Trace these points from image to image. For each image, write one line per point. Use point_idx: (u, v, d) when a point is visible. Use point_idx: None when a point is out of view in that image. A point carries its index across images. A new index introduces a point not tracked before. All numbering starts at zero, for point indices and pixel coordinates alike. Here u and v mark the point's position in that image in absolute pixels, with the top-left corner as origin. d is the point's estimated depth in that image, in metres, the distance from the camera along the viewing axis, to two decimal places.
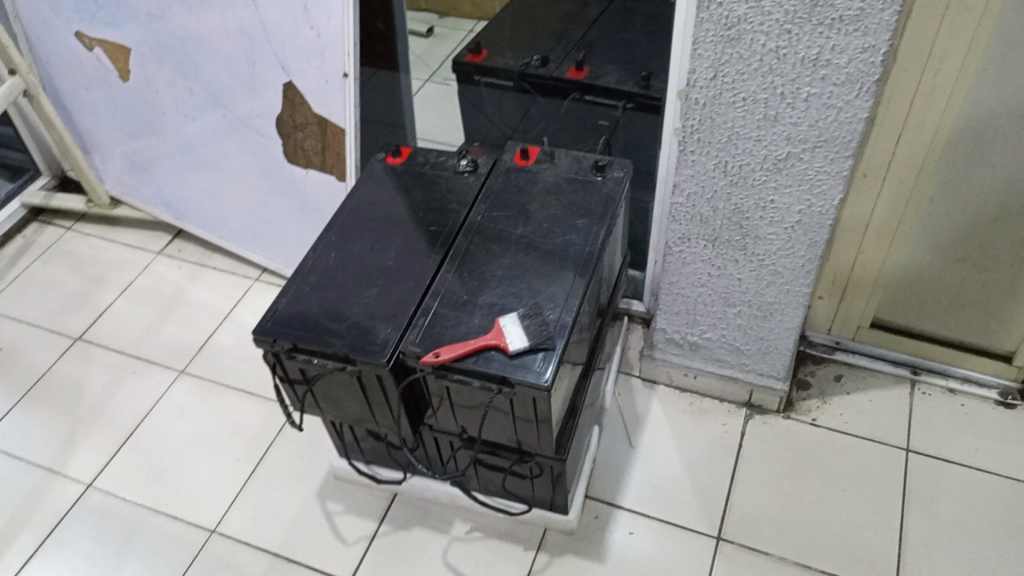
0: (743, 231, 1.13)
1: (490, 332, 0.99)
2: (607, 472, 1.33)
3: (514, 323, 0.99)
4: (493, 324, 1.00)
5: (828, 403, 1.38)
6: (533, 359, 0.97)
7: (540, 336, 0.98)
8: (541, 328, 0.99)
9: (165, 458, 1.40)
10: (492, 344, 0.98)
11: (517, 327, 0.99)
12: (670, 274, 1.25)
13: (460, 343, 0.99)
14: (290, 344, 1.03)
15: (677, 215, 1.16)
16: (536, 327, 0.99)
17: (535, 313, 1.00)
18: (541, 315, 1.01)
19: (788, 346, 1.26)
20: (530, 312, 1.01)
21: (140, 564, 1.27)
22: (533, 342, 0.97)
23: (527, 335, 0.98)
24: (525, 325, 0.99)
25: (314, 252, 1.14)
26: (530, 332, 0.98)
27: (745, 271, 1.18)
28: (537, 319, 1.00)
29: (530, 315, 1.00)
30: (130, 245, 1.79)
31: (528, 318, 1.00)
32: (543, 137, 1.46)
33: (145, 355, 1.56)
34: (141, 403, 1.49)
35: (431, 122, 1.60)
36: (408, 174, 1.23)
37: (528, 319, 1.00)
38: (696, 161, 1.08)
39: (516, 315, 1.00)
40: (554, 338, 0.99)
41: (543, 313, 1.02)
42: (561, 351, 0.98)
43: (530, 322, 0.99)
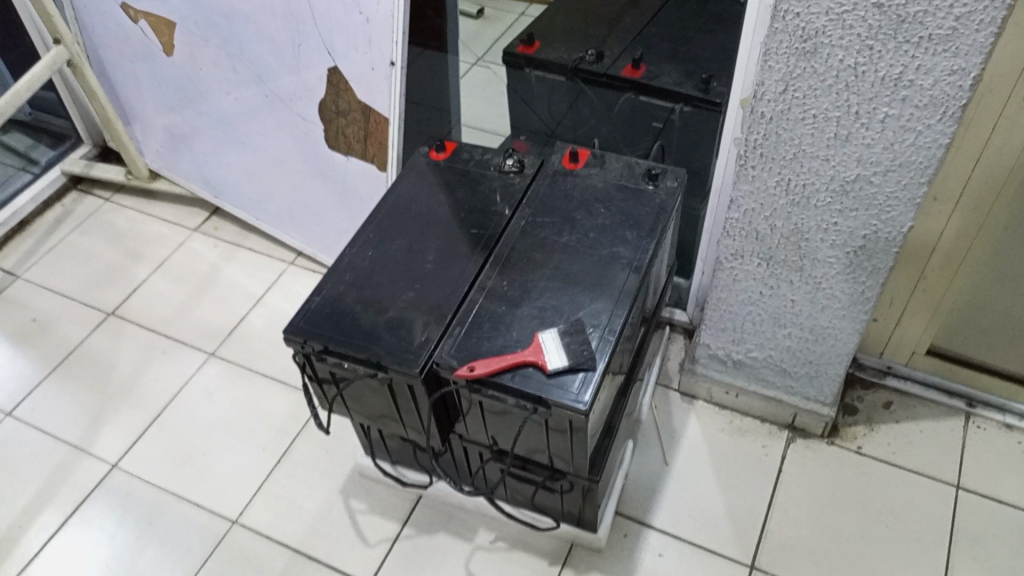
0: (801, 251, 1.07)
1: (529, 348, 0.95)
2: (639, 488, 1.28)
3: (555, 340, 0.95)
4: (532, 339, 0.96)
5: (876, 431, 1.32)
6: (573, 379, 0.93)
7: (582, 356, 0.93)
8: (583, 347, 0.94)
9: (191, 442, 1.39)
10: (530, 361, 0.94)
11: (557, 344, 0.94)
12: (718, 290, 1.19)
13: (497, 358, 0.95)
14: (321, 346, 1.00)
15: (731, 231, 1.10)
16: (578, 346, 0.94)
17: (578, 330, 0.96)
18: (583, 332, 0.96)
19: (839, 371, 1.20)
20: (573, 328, 0.96)
21: (161, 550, 1.26)
22: (574, 363, 0.93)
23: (567, 354, 0.93)
24: (566, 343, 0.94)
25: (349, 248, 1.10)
26: (571, 351, 0.94)
27: (800, 292, 1.12)
28: (579, 336, 0.95)
29: (571, 332, 0.96)
30: (167, 220, 1.77)
31: (570, 335, 0.95)
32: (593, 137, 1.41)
33: (176, 334, 1.55)
34: (170, 383, 1.47)
35: (473, 108, 1.51)
36: (452, 171, 1.19)
37: (570, 336, 0.95)
38: (757, 177, 1.02)
39: (557, 331, 0.96)
40: (595, 359, 0.94)
41: (585, 330, 0.97)
42: (601, 372, 0.94)
43: (572, 340, 0.95)
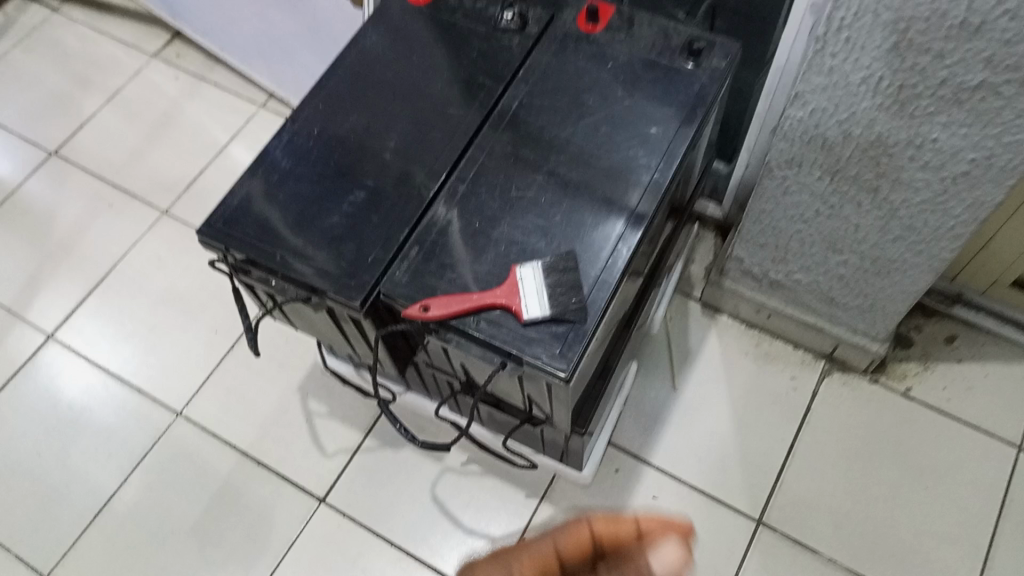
0: (879, 169, 0.80)
1: (500, 289, 0.73)
2: (640, 417, 1.10)
3: (537, 280, 0.72)
4: (508, 274, 0.74)
5: (931, 371, 1.10)
6: (553, 333, 0.71)
7: (568, 305, 0.71)
8: (571, 292, 0.71)
9: (136, 316, 1.23)
10: (501, 305, 0.72)
11: (538, 285, 0.72)
12: (762, 201, 0.94)
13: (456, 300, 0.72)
14: (244, 257, 0.79)
15: (790, 131, 0.83)
16: (565, 291, 0.72)
17: (568, 267, 0.73)
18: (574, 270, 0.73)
19: (899, 308, 0.97)
20: (561, 264, 0.73)
21: (97, 440, 1.13)
22: (557, 312, 0.71)
23: (549, 300, 0.71)
24: (550, 285, 0.72)
25: (289, 124, 0.85)
26: (555, 295, 0.71)
27: (868, 216, 0.87)
28: (567, 278, 0.72)
29: (559, 268, 0.73)
30: (124, 41, 1.51)
31: (555, 275, 0.72)
32: None
33: (126, 184, 1.34)
34: (115, 245, 1.29)
35: None
36: (433, 22, 0.91)
37: (555, 275, 0.72)
38: (835, 69, 0.73)
39: (540, 266, 0.73)
40: (587, 309, 0.72)
41: (577, 266, 0.74)
42: (593, 326, 0.71)
43: (558, 281, 0.72)
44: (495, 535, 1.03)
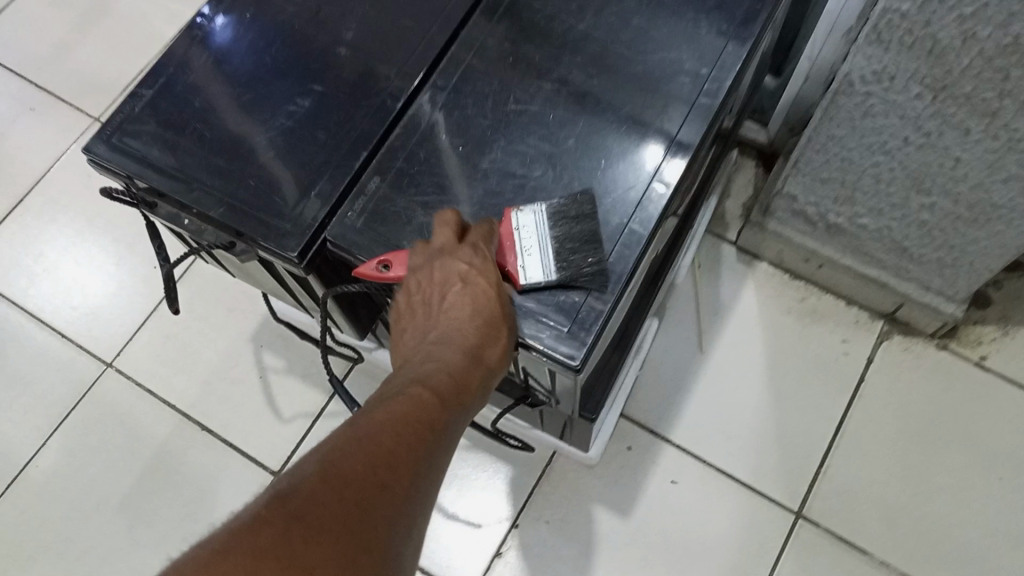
0: (1008, 86, 0.59)
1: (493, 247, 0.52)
2: (660, 383, 0.92)
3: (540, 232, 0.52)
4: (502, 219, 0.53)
5: (1011, 337, 0.91)
6: (557, 307, 0.51)
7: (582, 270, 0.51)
8: (585, 250, 0.51)
9: (62, 245, 1.02)
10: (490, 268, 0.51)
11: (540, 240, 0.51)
12: (832, 124, 0.73)
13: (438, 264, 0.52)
14: (147, 187, 0.58)
15: (887, 32, 0.61)
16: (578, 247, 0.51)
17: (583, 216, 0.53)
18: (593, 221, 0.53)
19: (991, 265, 0.78)
20: (576, 210, 0.53)
21: (12, 393, 0.95)
22: (565, 278, 0.50)
23: (553, 264, 0.51)
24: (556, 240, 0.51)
25: (212, 4, 0.63)
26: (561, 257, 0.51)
27: (975, 149, 0.66)
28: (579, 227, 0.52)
29: (569, 216, 0.52)
30: None
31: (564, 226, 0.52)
32: None
33: (52, 85, 1.12)
34: (37, 156, 1.08)
35: None
36: None
37: (566, 225, 0.52)
38: None
39: (544, 211, 0.52)
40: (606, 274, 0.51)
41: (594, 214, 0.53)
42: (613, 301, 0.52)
43: (567, 234, 0.52)
44: (482, 522, 0.87)
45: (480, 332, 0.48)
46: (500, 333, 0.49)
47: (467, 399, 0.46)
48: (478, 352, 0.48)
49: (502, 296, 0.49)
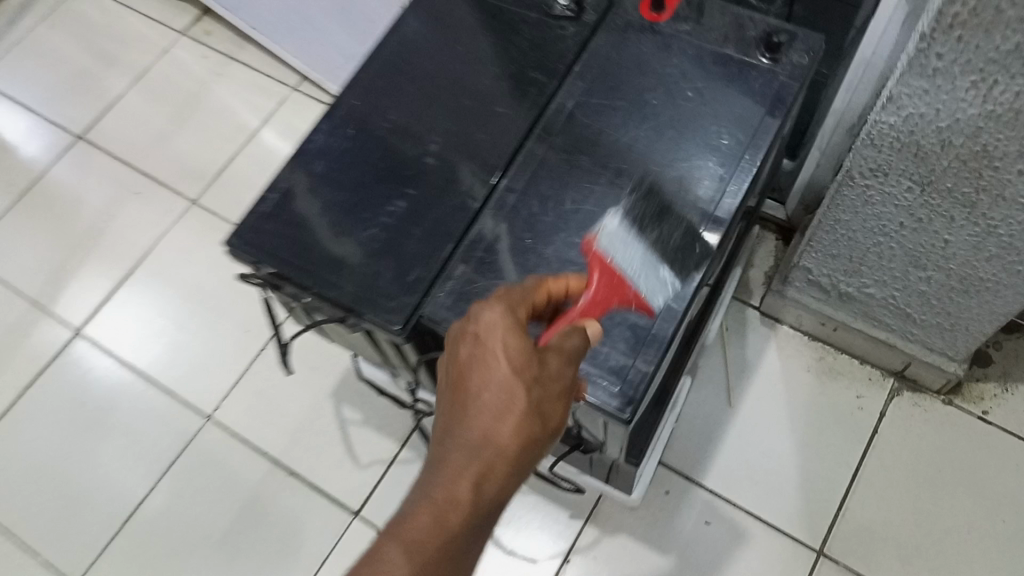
0: (980, 184, 0.71)
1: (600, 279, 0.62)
2: (695, 435, 1.03)
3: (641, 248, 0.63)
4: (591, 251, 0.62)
5: (1011, 392, 1.01)
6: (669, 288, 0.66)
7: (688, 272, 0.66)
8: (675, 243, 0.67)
9: (165, 312, 1.17)
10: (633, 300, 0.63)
11: (647, 260, 0.64)
12: (839, 210, 0.85)
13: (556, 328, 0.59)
14: (274, 271, 0.72)
15: (879, 138, 0.73)
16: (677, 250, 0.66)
17: (662, 214, 0.67)
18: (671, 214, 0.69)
19: (984, 329, 0.88)
20: (644, 214, 0.66)
21: (123, 442, 1.09)
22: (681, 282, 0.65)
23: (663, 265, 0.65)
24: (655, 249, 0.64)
25: (323, 122, 0.78)
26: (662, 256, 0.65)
27: (959, 233, 0.78)
28: (675, 224, 0.68)
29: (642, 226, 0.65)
30: (149, 14, 1.43)
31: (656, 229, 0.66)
32: None
33: (152, 170, 1.27)
34: (142, 234, 1.23)
35: None
36: (480, 9, 0.82)
37: (650, 228, 0.66)
38: (940, 71, 0.63)
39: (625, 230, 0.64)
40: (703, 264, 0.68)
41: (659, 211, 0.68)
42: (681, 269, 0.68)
43: (660, 238, 0.66)
44: (538, 559, 0.98)
45: (494, 419, 0.50)
46: (512, 417, 0.50)
47: (472, 488, 0.49)
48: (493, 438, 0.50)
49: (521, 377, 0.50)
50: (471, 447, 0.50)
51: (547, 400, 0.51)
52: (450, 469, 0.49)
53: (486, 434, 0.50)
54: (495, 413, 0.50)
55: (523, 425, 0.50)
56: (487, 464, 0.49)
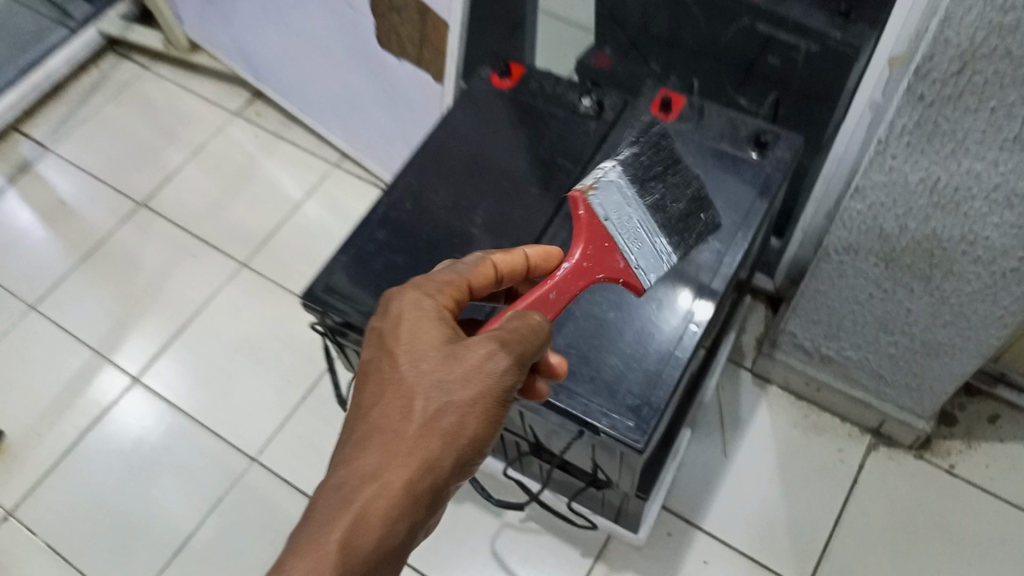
0: (933, 260, 0.85)
1: (589, 250, 0.71)
2: (694, 482, 1.15)
3: (639, 209, 0.72)
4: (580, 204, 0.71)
5: (974, 449, 1.13)
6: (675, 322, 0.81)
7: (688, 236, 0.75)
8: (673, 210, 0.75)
9: (215, 362, 1.29)
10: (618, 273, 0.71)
11: (640, 223, 0.72)
12: (818, 281, 0.99)
13: (540, 304, 0.67)
14: (341, 321, 0.85)
15: (849, 220, 0.88)
16: (679, 213, 0.75)
17: (660, 176, 0.75)
18: (678, 174, 0.77)
19: (946, 388, 1.02)
20: (638, 177, 0.74)
21: (175, 480, 1.19)
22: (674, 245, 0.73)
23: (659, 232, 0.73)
24: (654, 209, 0.73)
25: (383, 197, 0.93)
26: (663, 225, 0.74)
27: (919, 303, 0.92)
28: (676, 193, 0.76)
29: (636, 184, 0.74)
30: (207, 98, 1.61)
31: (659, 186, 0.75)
32: (691, 79, 1.09)
33: (207, 236, 1.42)
34: (196, 292, 1.37)
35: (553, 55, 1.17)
36: (516, 106, 0.98)
37: (644, 189, 0.73)
38: (895, 168, 0.78)
39: (617, 190, 0.72)
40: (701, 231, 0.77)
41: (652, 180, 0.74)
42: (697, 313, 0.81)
43: (658, 202, 0.73)
44: None
45: (393, 429, 0.54)
46: (411, 425, 0.54)
47: (374, 496, 0.53)
48: (393, 450, 0.54)
49: (420, 387, 0.55)
50: (362, 476, 0.53)
51: (455, 406, 0.55)
52: (351, 479, 0.53)
53: (376, 460, 0.54)
54: (391, 436, 0.54)
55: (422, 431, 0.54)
56: (388, 474, 0.53)
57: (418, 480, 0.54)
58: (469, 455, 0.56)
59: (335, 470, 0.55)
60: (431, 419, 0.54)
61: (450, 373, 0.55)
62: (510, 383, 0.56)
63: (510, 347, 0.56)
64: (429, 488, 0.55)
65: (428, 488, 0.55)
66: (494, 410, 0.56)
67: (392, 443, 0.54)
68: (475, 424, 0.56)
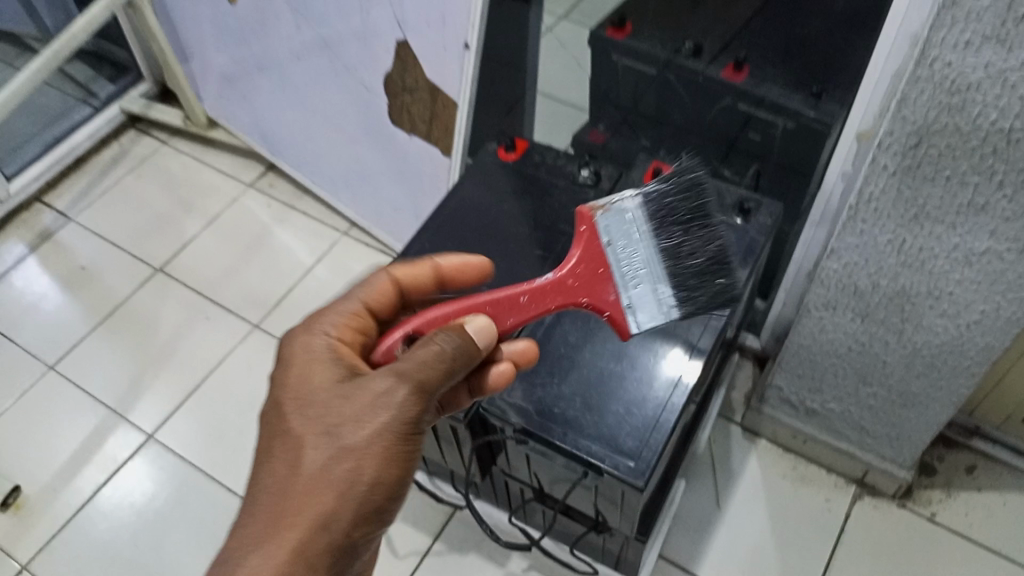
0: (904, 314, 0.93)
1: (581, 268, 0.65)
2: (689, 532, 1.20)
3: (646, 250, 0.65)
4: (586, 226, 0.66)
5: (953, 497, 1.20)
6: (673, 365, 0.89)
7: (699, 299, 0.64)
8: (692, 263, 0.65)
9: (227, 419, 1.35)
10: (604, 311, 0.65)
11: (648, 267, 0.65)
12: (801, 337, 1.07)
13: (508, 307, 0.64)
14: None
15: (827, 279, 0.96)
16: (696, 272, 0.65)
17: (689, 222, 0.66)
18: (706, 227, 0.67)
19: (923, 437, 1.09)
20: (658, 212, 0.65)
21: (188, 533, 1.23)
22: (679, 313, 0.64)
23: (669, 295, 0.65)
24: (664, 256, 0.65)
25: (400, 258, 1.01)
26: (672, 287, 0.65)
27: (894, 355, 0.99)
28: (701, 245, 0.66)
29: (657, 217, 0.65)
30: (223, 172, 1.71)
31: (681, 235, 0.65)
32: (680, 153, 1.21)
33: (221, 299, 1.50)
34: (210, 353, 1.43)
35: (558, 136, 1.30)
36: (520, 177, 1.07)
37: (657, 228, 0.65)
38: (866, 230, 0.87)
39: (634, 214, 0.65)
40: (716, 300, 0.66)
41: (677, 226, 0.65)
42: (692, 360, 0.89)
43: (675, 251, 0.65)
44: None
45: (289, 482, 0.58)
46: (304, 477, 0.57)
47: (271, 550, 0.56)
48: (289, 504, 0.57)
49: (315, 435, 0.58)
50: (259, 534, 0.57)
51: (350, 451, 0.58)
52: (251, 534, 0.57)
53: (275, 516, 0.57)
54: (288, 489, 0.57)
55: (316, 483, 0.57)
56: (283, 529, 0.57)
57: (313, 537, 0.57)
58: (371, 500, 0.59)
59: (239, 524, 0.58)
60: (325, 470, 0.57)
61: (345, 415, 0.58)
62: (409, 417, 0.58)
63: (407, 379, 0.57)
64: (331, 537, 0.58)
65: (329, 535, 0.58)
66: (392, 449, 0.58)
67: (288, 497, 0.57)
68: (374, 468, 0.58)
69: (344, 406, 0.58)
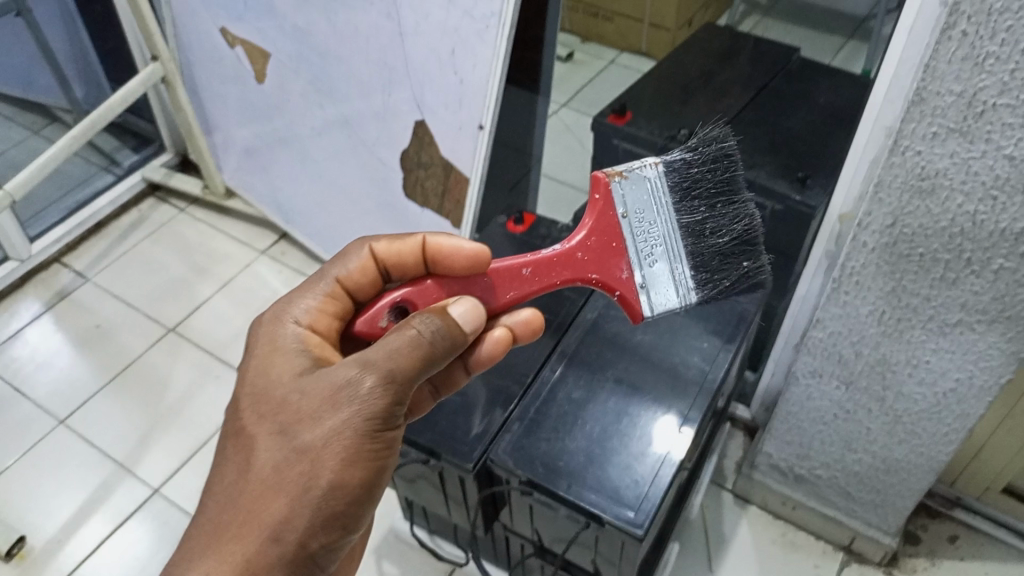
0: (885, 382, 1.00)
1: (593, 240, 0.71)
2: None
3: (665, 227, 0.72)
4: (603, 194, 0.71)
5: (937, 566, 1.24)
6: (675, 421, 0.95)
7: (719, 279, 0.75)
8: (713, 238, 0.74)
9: None
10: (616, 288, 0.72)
11: (668, 248, 0.72)
12: (789, 403, 1.13)
13: (510, 279, 0.71)
14: None
15: (814, 348, 1.03)
16: (717, 251, 0.75)
17: (713, 200, 0.75)
18: (733, 203, 0.77)
19: (906, 504, 1.14)
20: (683, 181, 0.73)
21: None
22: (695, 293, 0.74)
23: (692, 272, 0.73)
24: (687, 233, 0.73)
25: None
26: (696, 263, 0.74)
27: (877, 422, 1.06)
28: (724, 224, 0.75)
29: (681, 187, 0.73)
30: (237, 239, 1.78)
31: (708, 211, 0.74)
32: None
33: (231, 359, 1.55)
34: (218, 411, 1.47)
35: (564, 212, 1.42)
36: (527, 247, 1.15)
37: (683, 197, 0.73)
38: (848, 302, 0.94)
39: (658, 184, 0.72)
40: (739, 276, 0.77)
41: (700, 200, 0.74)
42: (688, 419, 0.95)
43: (699, 226, 0.74)
44: None
45: (247, 481, 0.62)
46: (261, 478, 0.62)
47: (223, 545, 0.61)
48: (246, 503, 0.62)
49: (274, 436, 0.63)
50: (217, 530, 0.61)
51: (307, 449, 0.62)
52: (210, 531, 0.62)
53: (233, 514, 0.62)
54: (246, 488, 0.62)
55: (270, 481, 0.61)
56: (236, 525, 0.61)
57: (269, 534, 0.61)
58: (328, 503, 0.62)
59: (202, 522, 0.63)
60: (279, 469, 0.62)
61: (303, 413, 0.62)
62: (368, 412, 0.62)
63: (369, 372, 0.61)
64: (289, 538, 0.61)
65: (285, 537, 0.61)
66: (352, 446, 0.62)
67: (244, 496, 0.62)
68: (330, 469, 0.62)
69: (304, 403, 0.63)
